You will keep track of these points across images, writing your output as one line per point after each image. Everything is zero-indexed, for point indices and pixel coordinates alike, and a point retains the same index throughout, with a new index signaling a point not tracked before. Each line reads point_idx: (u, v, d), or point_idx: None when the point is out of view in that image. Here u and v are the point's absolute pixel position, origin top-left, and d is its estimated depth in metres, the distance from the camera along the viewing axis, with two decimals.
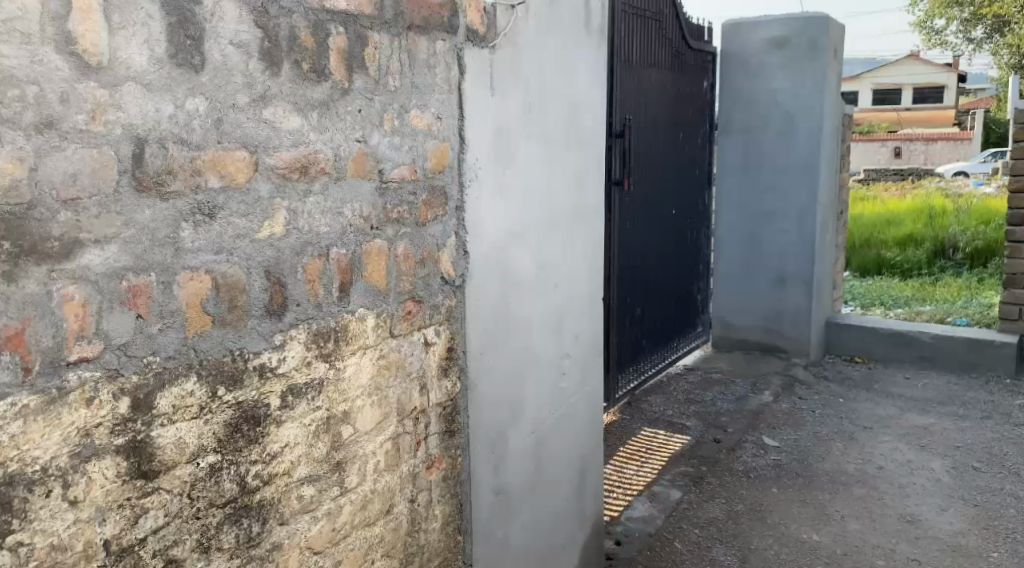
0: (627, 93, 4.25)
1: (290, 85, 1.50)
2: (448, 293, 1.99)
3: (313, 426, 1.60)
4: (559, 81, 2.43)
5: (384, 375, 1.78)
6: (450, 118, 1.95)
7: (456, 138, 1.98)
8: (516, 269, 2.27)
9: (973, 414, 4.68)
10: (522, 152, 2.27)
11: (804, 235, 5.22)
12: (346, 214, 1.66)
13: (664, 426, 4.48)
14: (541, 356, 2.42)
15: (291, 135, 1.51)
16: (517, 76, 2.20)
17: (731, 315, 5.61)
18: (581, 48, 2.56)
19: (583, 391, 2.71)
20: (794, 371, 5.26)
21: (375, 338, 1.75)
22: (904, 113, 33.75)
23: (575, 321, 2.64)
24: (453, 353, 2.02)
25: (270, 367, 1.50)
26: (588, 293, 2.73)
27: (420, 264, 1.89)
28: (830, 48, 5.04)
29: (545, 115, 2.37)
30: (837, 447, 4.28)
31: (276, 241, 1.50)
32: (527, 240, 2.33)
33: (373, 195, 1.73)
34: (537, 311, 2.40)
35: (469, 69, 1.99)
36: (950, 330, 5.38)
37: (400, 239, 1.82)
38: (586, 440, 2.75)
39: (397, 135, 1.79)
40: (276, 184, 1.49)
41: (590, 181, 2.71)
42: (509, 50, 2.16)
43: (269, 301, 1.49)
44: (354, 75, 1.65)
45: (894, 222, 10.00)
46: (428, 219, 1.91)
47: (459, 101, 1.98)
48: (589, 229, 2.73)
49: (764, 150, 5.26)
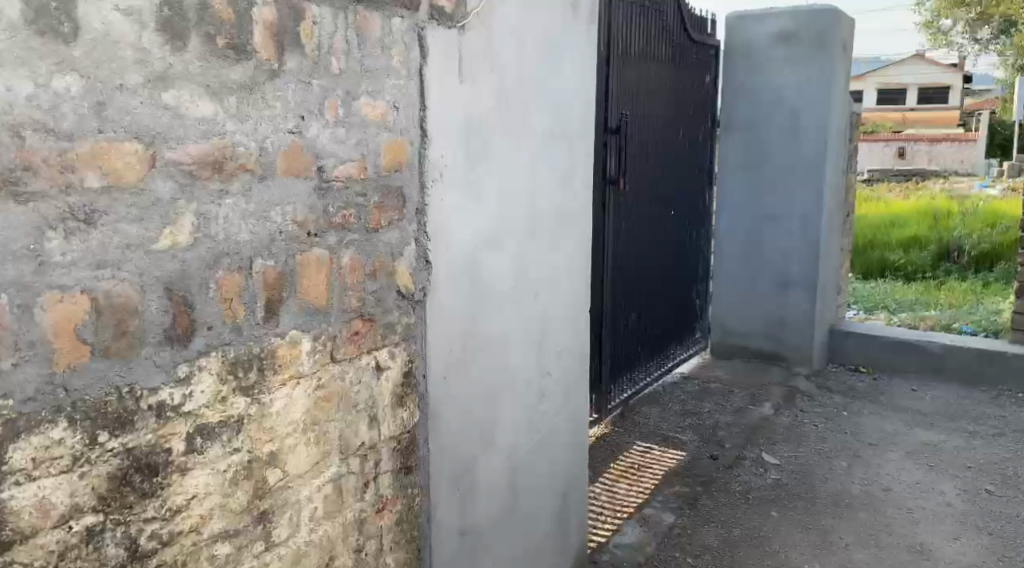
0: (624, 85, 3.98)
1: (199, 64, 1.23)
2: (406, 310, 1.73)
3: (230, 472, 1.34)
4: (542, 71, 2.17)
5: (323, 408, 1.53)
6: (408, 108, 1.68)
7: (416, 131, 1.71)
8: (490, 280, 2.01)
9: (984, 431, 4.42)
10: (497, 147, 2.00)
11: (809, 239, 4.96)
12: (275, 219, 1.40)
13: (658, 440, 4.23)
14: (518, 377, 2.16)
15: (203, 124, 1.25)
16: (491, 61, 1.93)
17: (730, 322, 5.34)
18: (568, 33, 2.29)
19: (566, 413, 2.45)
20: (796, 382, 5.00)
21: (312, 365, 1.49)
22: (908, 114, 33.45)
23: (557, 335, 2.37)
24: (410, 379, 1.75)
25: (171, 406, 1.24)
26: (573, 304, 2.46)
27: (370, 276, 1.62)
28: (839, 43, 4.78)
29: (524, 107, 2.11)
30: (840, 465, 4.02)
31: (180, 252, 1.24)
32: (503, 247, 2.06)
33: (310, 198, 1.46)
34: (514, 326, 2.13)
35: (433, 53, 1.72)
36: (958, 340, 5.12)
37: (345, 247, 1.56)
38: (568, 467, 2.49)
39: (342, 126, 1.53)
40: (180, 184, 1.23)
41: (577, 182, 2.45)
42: (482, 34, 1.90)
43: (170, 325, 1.23)
44: (286, 55, 1.39)
45: (896, 224, 9.75)
46: (381, 225, 1.65)
47: (420, 88, 1.71)
48: (576, 234, 2.47)
49: (767, 149, 4.99)
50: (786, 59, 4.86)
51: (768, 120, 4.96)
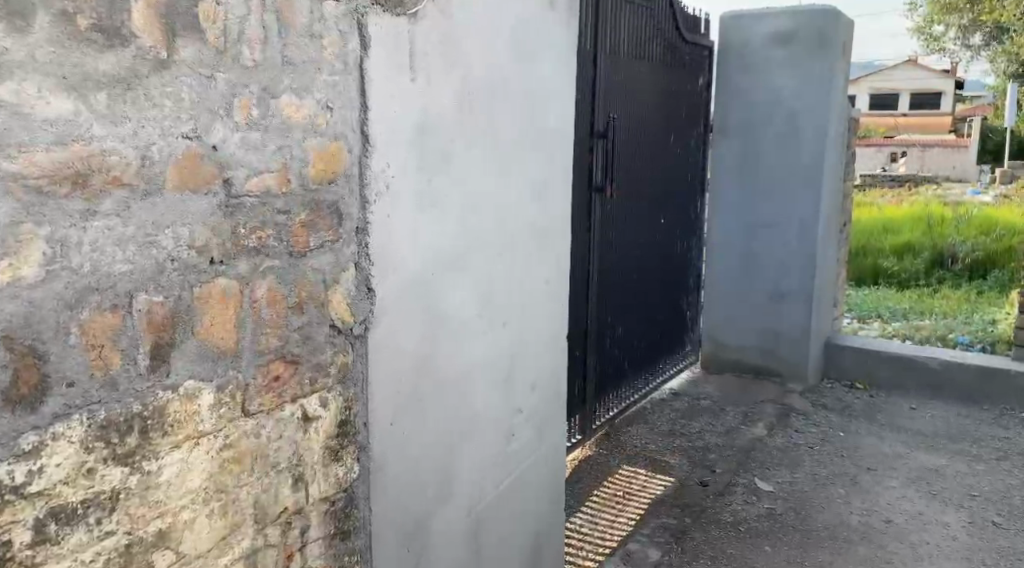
0: (612, 86, 3.72)
1: (50, 50, 0.95)
2: (341, 347, 1.46)
3: (99, 563, 1.07)
4: (512, 68, 1.91)
5: (231, 471, 1.26)
6: (344, 108, 1.42)
7: (355, 135, 1.44)
8: (450, 308, 1.74)
9: (988, 455, 4.17)
10: (459, 155, 1.74)
11: (806, 251, 4.71)
12: (165, 245, 1.13)
13: (644, 463, 3.97)
14: (483, 417, 1.90)
15: (58, 125, 0.97)
16: (450, 56, 1.67)
17: (723, 335, 5.08)
18: (543, 27, 2.03)
19: (540, 452, 2.19)
20: (790, 399, 4.74)
21: (213, 421, 1.22)
22: (900, 119, 33.37)
23: (530, 365, 2.11)
24: (347, 428, 1.49)
25: (11, 487, 0.95)
26: (549, 330, 2.20)
27: (295, 309, 1.35)
28: (838, 44, 4.54)
29: (492, 110, 1.84)
30: (838, 493, 3.76)
31: (24, 290, 0.95)
32: (466, 269, 1.80)
33: (212, 217, 1.20)
34: (478, 360, 1.87)
35: (375, 45, 1.46)
36: (959, 356, 4.86)
37: (261, 275, 1.29)
38: (542, 511, 2.23)
39: (256, 130, 1.26)
40: (23, 202, 0.95)
41: (555, 193, 2.18)
42: (440, 24, 1.63)
43: (10, 384, 0.94)
44: (178, 43, 1.11)
45: (889, 229, 9.54)
46: (309, 248, 1.38)
47: (360, 85, 1.44)
48: (554, 251, 2.21)
49: (763, 155, 4.74)
50: (783, 61, 4.61)
51: (764, 124, 4.71)
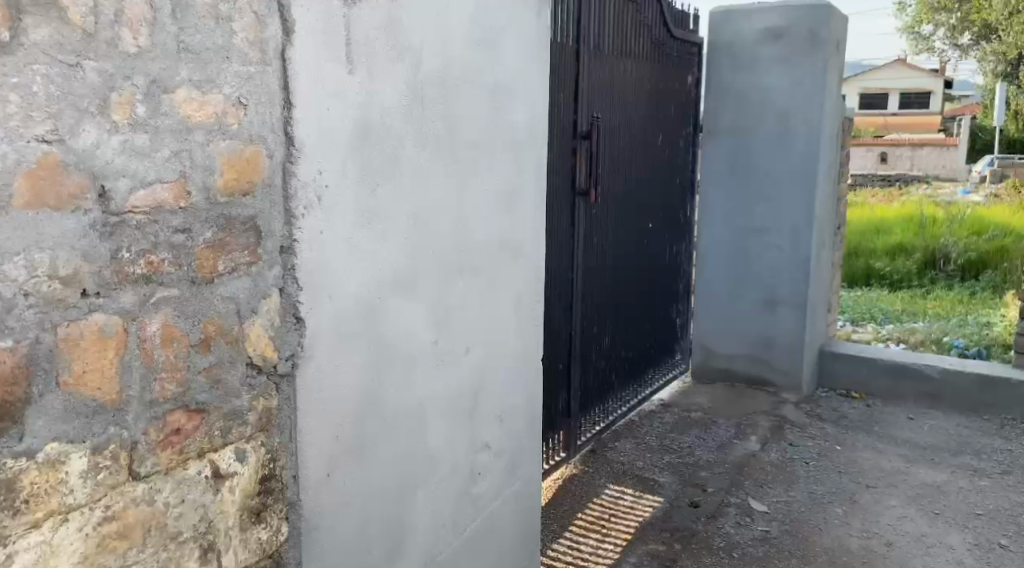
0: (596, 83, 3.49)
1: None
2: (263, 389, 1.24)
3: None
4: (472, 63, 1.68)
5: (114, 550, 1.02)
6: (262, 105, 1.19)
7: (277, 137, 1.22)
8: (400, 337, 1.53)
9: (990, 469, 3.96)
10: (409, 162, 1.51)
11: (799, 258, 4.50)
12: (14, 276, 0.88)
13: (632, 482, 3.76)
14: (442, 457, 1.68)
15: None
16: (396, 48, 1.44)
17: (713, 343, 4.87)
18: (508, 16, 1.81)
19: (511, 489, 1.97)
20: (784, 410, 4.53)
21: (86, 492, 0.98)
22: (890, 119, 33.30)
23: (498, 394, 1.89)
24: (271, 483, 1.26)
25: None
26: (520, 354, 1.98)
27: (200, 348, 1.13)
28: (832, 41, 4.32)
29: (449, 111, 1.62)
30: (836, 513, 3.55)
31: None
32: (420, 293, 1.58)
33: (80, 240, 0.96)
34: (436, 393, 1.65)
35: (302, 33, 1.23)
36: (958, 363, 4.65)
37: (153, 309, 1.06)
38: (513, 552, 2.01)
39: (143, 131, 1.02)
40: None
41: (526, 202, 1.96)
42: (384, 11, 1.41)
43: None
44: (25, 20, 0.87)
45: (881, 229, 9.37)
46: (218, 276, 1.15)
47: (284, 80, 1.22)
48: (526, 266, 1.99)
49: (754, 156, 4.54)
50: (776, 58, 4.40)
51: (756, 124, 4.50)
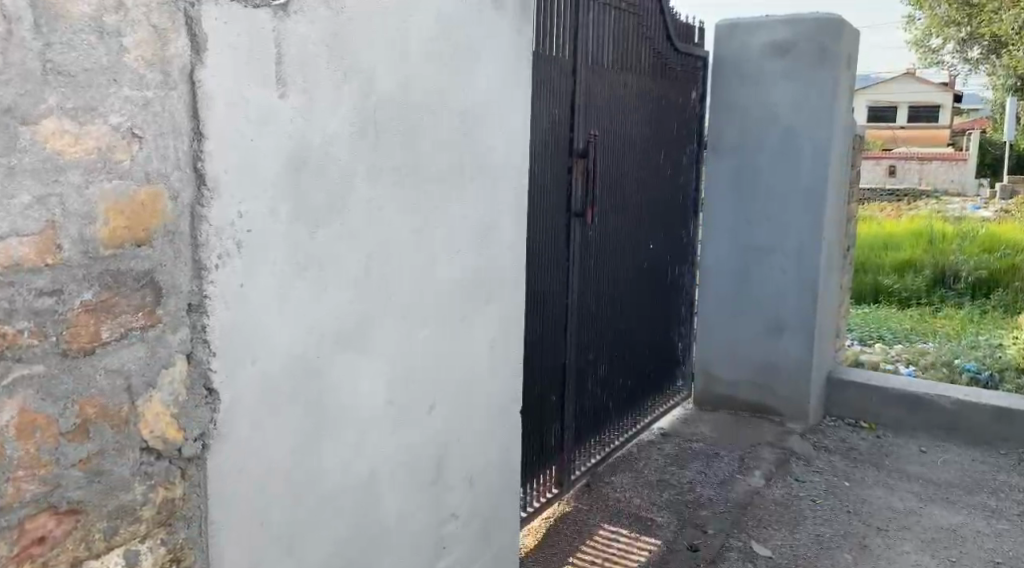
0: (593, 98, 3.28)
1: None
2: (163, 477, 1.03)
3: None
4: (438, 82, 1.48)
5: None
6: (162, 137, 0.98)
7: (183, 175, 1.01)
8: (346, 400, 1.31)
9: (1009, 511, 3.70)
10: (360, 198, 1.31)
11: (806, 282, 4.28)
12: None
13: (628, 522, 3.52)
14: (397, 531, 1.46)
15: None
16: (341, 65, 1.24)
17: (716, 369, 4.64)
18: (481, 30, 1.60)
19: (480, 558, 1.75)
20: (790, 442, 4.29)
21: None
22: (897, 132, 32.99)
23: (468, 454, 1.68)
24: None
25: None
26: (495, 406, 1.77)
27: (75, 436, 0.92)
28: (841, 55, 4.11)
29: (409, 139, 1.41)
30: (843, 559, 3.30)
31: None
32: (372, 348, 1.36)
33: None
34: (391, 460, 1.43)
35: (216, 50, 1.03)
36: (972, 393, 4.39)
37: (6, 393, 0.84)
38: None
39: None
40: None
41: (504, 236, 1.75)
42: (327, 24, 1.20)
43: None
44: None
45: (889, 246, 9.12)
46: (99, 347, 0.94)
47: (193, 106, 1.01)
48: (503, 307, 1.77)
49: (759, 175, 4.32)
50: (782, 73, 4.19)
51: (761, 142, 4.28)
